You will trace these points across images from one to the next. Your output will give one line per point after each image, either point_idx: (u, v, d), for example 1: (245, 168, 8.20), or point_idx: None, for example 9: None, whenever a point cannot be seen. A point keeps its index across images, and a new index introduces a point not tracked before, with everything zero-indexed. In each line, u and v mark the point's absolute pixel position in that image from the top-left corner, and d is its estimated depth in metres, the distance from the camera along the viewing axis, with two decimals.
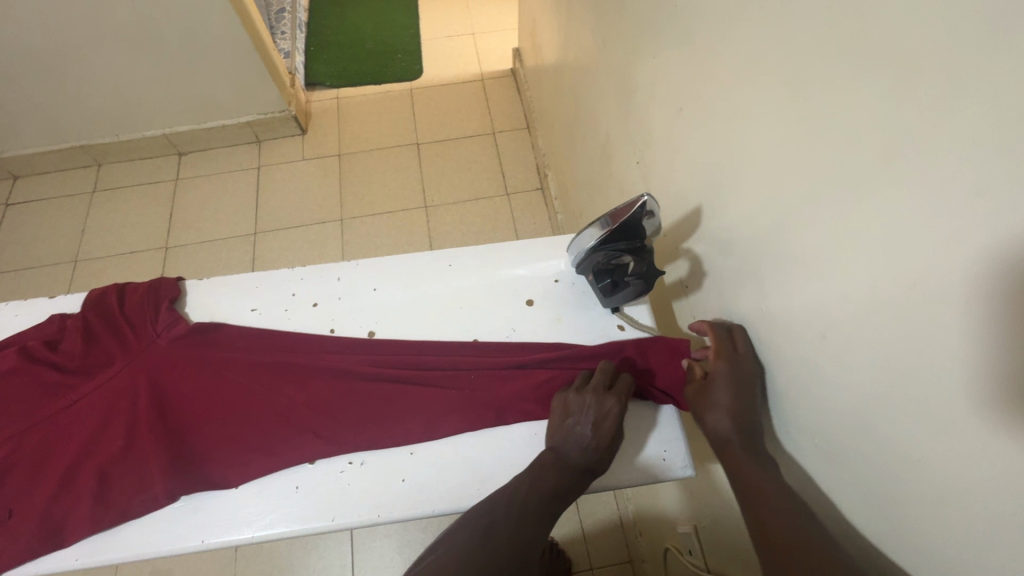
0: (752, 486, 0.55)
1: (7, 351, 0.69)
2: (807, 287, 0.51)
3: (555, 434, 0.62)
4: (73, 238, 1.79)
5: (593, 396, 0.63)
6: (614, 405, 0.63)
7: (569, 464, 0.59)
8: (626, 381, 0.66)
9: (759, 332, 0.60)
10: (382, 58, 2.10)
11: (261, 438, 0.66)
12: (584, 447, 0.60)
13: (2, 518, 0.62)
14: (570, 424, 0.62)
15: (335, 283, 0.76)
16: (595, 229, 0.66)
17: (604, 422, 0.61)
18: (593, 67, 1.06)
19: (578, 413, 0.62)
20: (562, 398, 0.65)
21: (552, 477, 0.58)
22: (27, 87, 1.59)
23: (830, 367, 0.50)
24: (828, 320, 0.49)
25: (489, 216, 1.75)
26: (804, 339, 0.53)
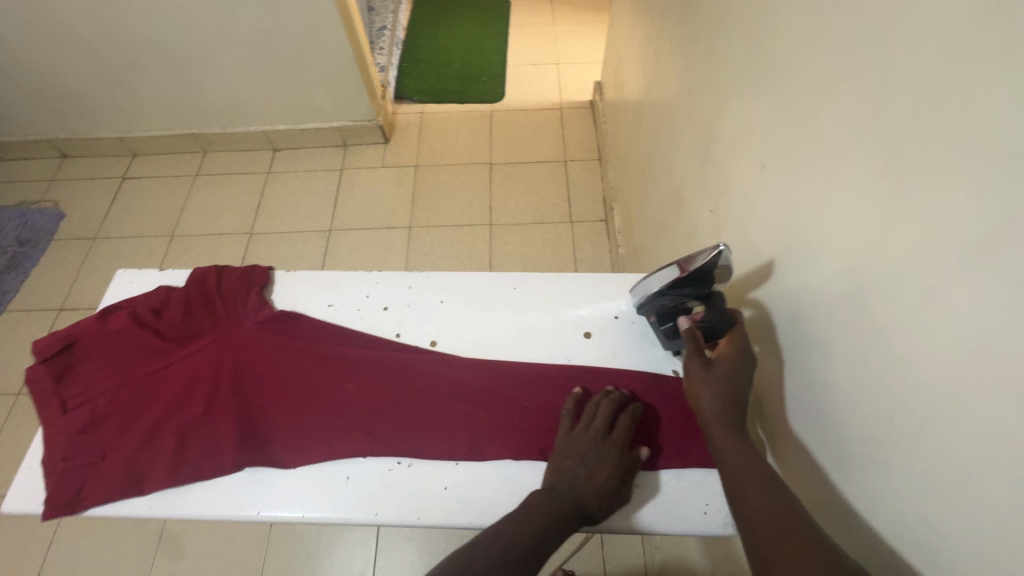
0: (729, 463, 0.58)
1: (120, 312, 0.78)
2: (882, 364, 0.50)
3: (551, 466, 0.63)
4: (173, 214, 1.98)
5: (593, 439, 0.64)
6: (610, 450, 0.63)
7: (563, 501, 0.59)
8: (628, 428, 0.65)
9: (821, 400, 0.59)
10: (468, 80, 2.21)
11: (318, 428, 0.70)
12: (578, 487, 0.60)
13: (94, 459, 0.69)
14: (567, 464, 0.62)
15: (406, 291, 0.81)
16: (665, 273, 0.68)
17: (597, 464, 0.62)
18: (675, 112, 1.08)
19: (574, 452, 0.63)
20: (562, 439, 0.65)
21: (545, 508, 0.58)
22: (158, 78, 1.80)
23: (900, 449, 0.48)
24: (899, 401, 0.47)
25: (550, 241, 1.79)
26: (870, 415, 0.51)
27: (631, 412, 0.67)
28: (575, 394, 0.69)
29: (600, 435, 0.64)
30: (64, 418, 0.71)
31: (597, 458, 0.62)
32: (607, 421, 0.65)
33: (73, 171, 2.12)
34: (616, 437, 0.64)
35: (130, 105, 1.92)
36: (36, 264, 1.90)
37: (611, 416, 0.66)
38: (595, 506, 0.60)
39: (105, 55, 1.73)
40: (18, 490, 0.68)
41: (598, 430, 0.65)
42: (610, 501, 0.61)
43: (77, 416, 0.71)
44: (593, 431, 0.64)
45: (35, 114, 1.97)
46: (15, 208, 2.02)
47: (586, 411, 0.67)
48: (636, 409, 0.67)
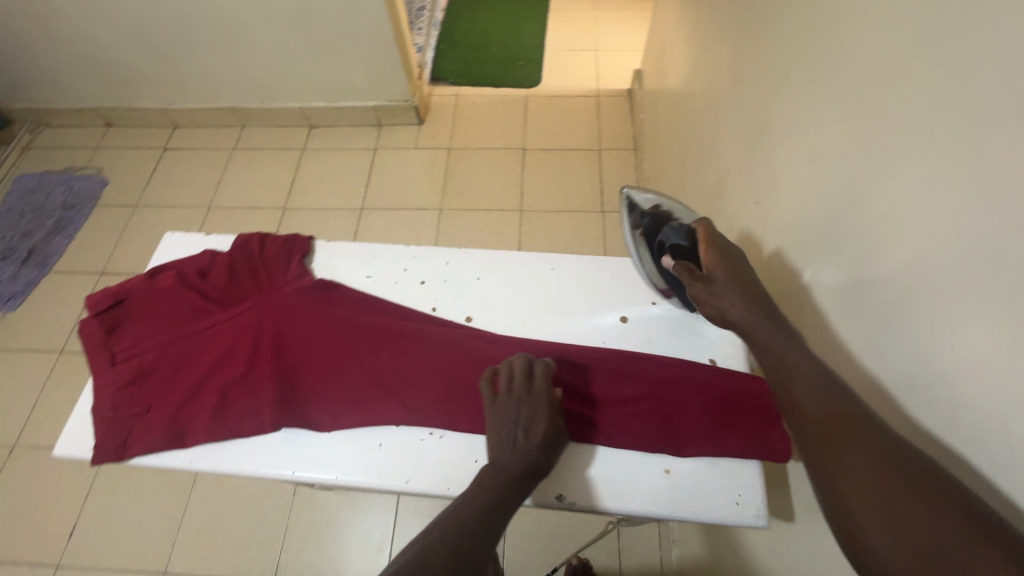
0: (783, 359, 0.55)
1: (167, 273, 0.80)
2: (937, 363, 0.47)
3: (490, 441, 0.62)
4: (210, 186, 2.02)
5: (519, 398, 0.63)
6: (537, 404, 0.64)
7: (513, 469, 0.58)
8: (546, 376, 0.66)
9: (871, 395, 0.57)
10: (505, 64, 2.19)
11: (353, 394, 0.71)
12: (523, 452, 0.60)
13: (140, 411, 0.72)
14: (505, 432, 0.61)
15: (443, 267, 0.82)
16: (636, 264, 0.78)
17: (531, 422, 0.62)
18: (722, 100, 1.05)
19: (507, 416, 0.62)
20: (489, 407, 0.64)
21: (501, 482, 0.57)
22: (202, 50, 1.83)
23: (957, 448, 0.46)
24: (961, 401, 0.45)
25: (581, 230, 1.77)
26: (927, 414, 0.49)
27: (541, 363, 0.67)
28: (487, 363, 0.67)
29: (525, 393, 0.64)
30: (113, 370, 0.74)
31: (529, 416, 0.63)
32: (526, 378, 0.65)
33: (118, 140, 2.18)
34: (539, 391, 0.64)
35: (174, 77, 1.96)
36: (81, 228, 1.97)
37: (526, 370, 0.66)
38: (543, 462, 0.61)
39: (151, 26, 1.76)
40: (70, 435, 0.72)
41: (521, 389, 0.65)
42: (553, 449, 0.63)
43: (125, 368, 0.74)
44: (517, 390, 0.64)
45: (84, 83, 2.04)
46: (63, 173, 2.10)
47: (503, 374, 0.66)
48: (546, 359, 0.68)
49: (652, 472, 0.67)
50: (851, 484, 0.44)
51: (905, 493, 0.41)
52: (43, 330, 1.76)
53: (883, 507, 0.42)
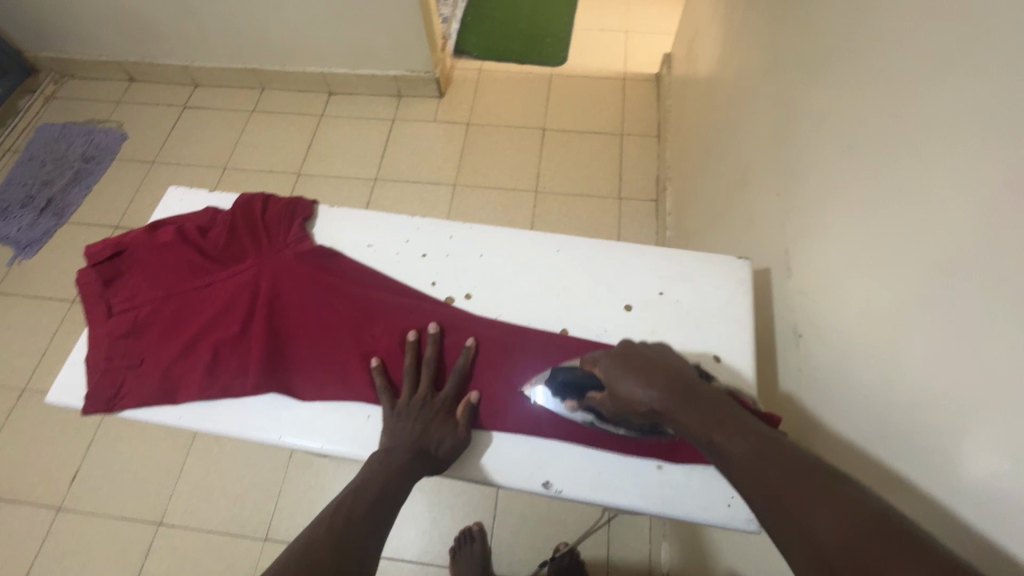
0: (717, 434, 0.51)
1: (167, 227, 0.79)
2: (971, 379, 0.45)
3: (385, 435, 0.63)
4: (227, 146, 2.02)
5: (417, 399, 0.64)
6: (439, 406, 0.65)
7: (402, 459, 0.59)
8: (455, 382, 0.67)
9: (890, 408, 0.55)
10: (531, 40, 2.13)
11: (344, 365, 0.70)
12: (417, 442, 0.61)
13: (133, 363, 0.71)
14: (397, 428, 0.62)
15: (446, 240, 0.79)
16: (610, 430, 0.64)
17: (430, 420, 0.63)
18: (752, 86, 1.00)
19: (408, 415, 0.63)
20: (386, 409, 0.65)
21: (388, 473, 0.57)
22: (225, 8, 1.81)
23: (981, 464, 0.44)
24: (989, 413, 0.43)
25: (595, 215, 1.73)
26: (947, 424, 0.48)
27: (454, 369, 0.68)
28: (375, 367, 0.67)
29: (427, 395, 0.65)
30: (109, 322, 0.73)
31: (428, 416, 0.64)
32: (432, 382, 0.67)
33: (138, 94, 2.18)
34: (442, 396, 0.65)
35: (196, 34, 1.95)
36: (98, 181, 1.98)
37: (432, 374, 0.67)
38: (435, 456, 0.61)
39: None
40: (64, 383, 0.71)
41: (425, 390, 0.66)
42: (449, 448, 0.62)
43: (120, 321, 0.73)
44: (420, 392, 0.65)
45: (107, 34, 2.02)
46: (83, 125, 2.11)
47: (407, 376, 0.67)
48: (462, 363, 0.68)
49: (644, 469, 0.64)
50: (797, 540, 0.42)
51: (856, 548, 0.40)
52: (57, 279, 1.79)
53: (825, 562, 0.40)
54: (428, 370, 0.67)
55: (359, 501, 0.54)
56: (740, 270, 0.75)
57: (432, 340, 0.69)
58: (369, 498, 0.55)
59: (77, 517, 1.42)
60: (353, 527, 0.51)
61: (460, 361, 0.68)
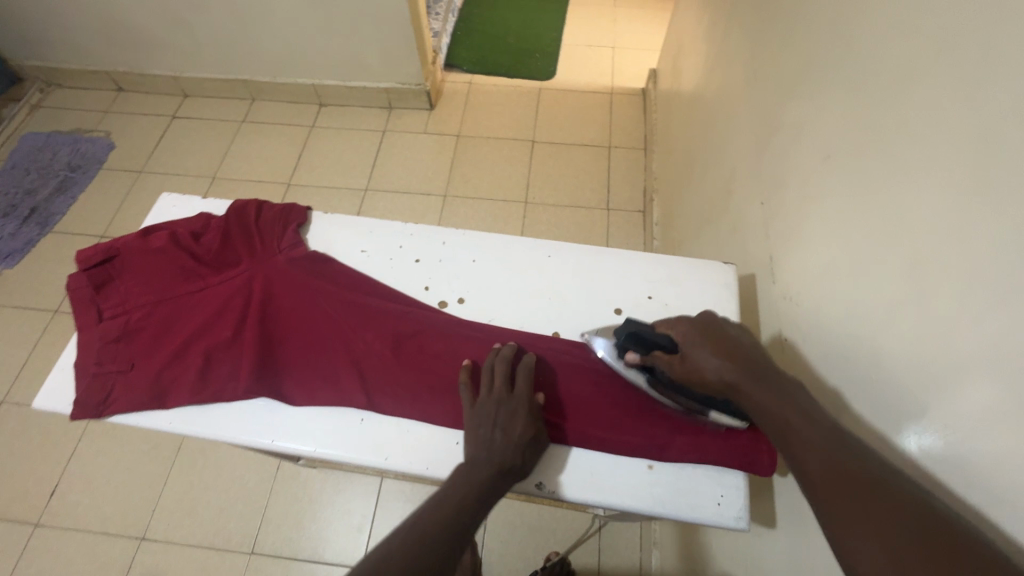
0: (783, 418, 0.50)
1: (160, 233, 0.79)
2: (938, 374, 0.47)
3: (467, 437, 0.61)
4: (216, 156, 2.02)
5: (497, 399, 0.63)
6: (519, 404, 0.63)
7: (488, 464, 0.57)
8: (529, 380, 0.65)
9: (867, 405, 0.57)
10: (520, 55, 2.17)
11: (337, 367, 0.70)
12: (501, 446, 0.59)
13: (124, 368, 0.70)
14: (479, 430, 0.60)
15: (439, 246, 0.80)
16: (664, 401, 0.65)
17: (511, 420, 0.61)
18: (736, 100, 1.04)
19: (487, 416, 0.61)
20: (467, 409, 0.63)
21: (474, 480, 0.56)
22: (217, 20, 1.82)
23: (949, 456, 0.46)
24: (952, 405, 0.45)
25: (584, 226, 1.76)
26: (917, 418, 0.49)
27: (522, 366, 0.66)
28: (463, 368, 0.66)
29: (506, 394, 0.63)
30: (99, 326, 0.73)
31: (509, 416, 0.62)
32: (508, 380, 0.65)
33: (127, 104, 2.17)
34: (521, 393, 0.63)
35: (187, 45, 1.95)
36: (84, 190, 1.96)
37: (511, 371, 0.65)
38: (522, 459, 0.59)
39: None
40: (52, 388, 0.71)
41: (501, 389, 0.64)
42: (530, 451, 0.61)
43: (111, 326, 0.73)
44: (499, 391, 0.63)
45: (97, 44, 2.02)
46: (70, 134, 2.09)
47: (486, 376, 0.65)
48: (529, 362, 0.67)
49: (635, 469, 0.66)
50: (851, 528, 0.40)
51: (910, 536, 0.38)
52: (38, 289, 1.75)
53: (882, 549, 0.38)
54: (506, 368, 0.66)
55: (443, 509, 0.52)
56: (726, 275, 0.78)
57: (506, 341, 0.68)
58: (459, 502, 0.54)
59: (56, 533, 1.38)
60: (444, 534, 0.50)
61: (526, 360, 0.67)
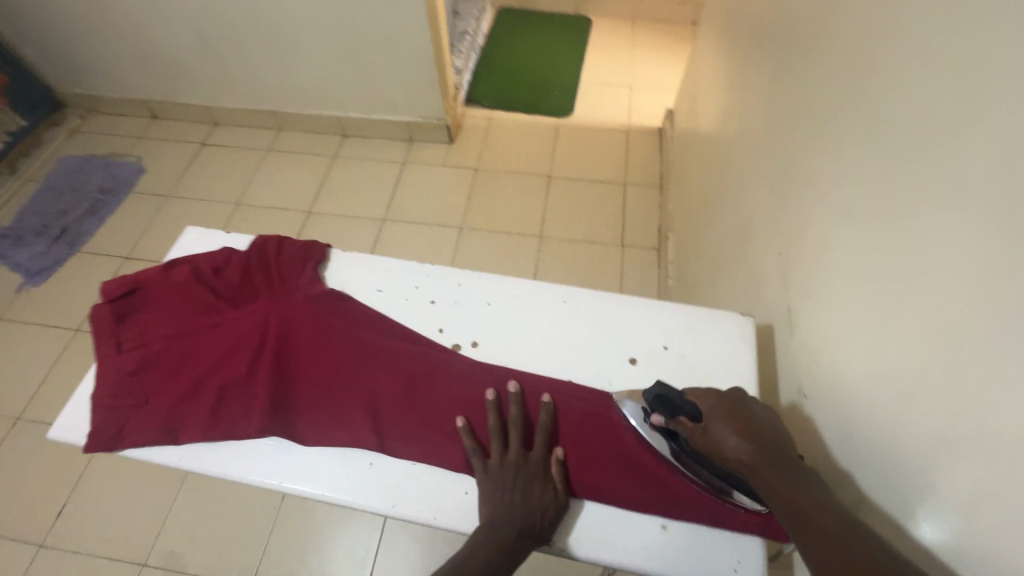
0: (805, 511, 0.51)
1: (183, 267, 0.81)
2: (974, 449, 0.46)
3: (482, 502, 0.61)
4: (241, 183, 2.08)
5: (512, 462, 0.63)
6: (534, 467, 0.64)
7: (508, 531, 0.57)
8: (543, 442, 0.66)
9: (899, 472, 0.55)
10: (540, 92, 2.23)
11: (349, 408, 0.70)
12: (519, 514, 0.59)
13: (139, 402, 0.71)
14: (498, 496, 0.61)
15: (455, 288, 0.81)
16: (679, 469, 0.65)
17: (528, 484, 0.62)
18: (753, 148, 1.04)
19: (502, 479, 0.62)
20: (480, 471, 0.63)
21: (493, 547, 0.56)
22: (250, 55, 1.91)
23: (994, 533, 0.44)
24: (994, 482, 0.44)
25: (599, 262, 1.76)
26: (955, 491, 0.48)
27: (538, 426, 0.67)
28: (463, 428, 0.66)
29: (521, 458, 0.64)
30: (118, 358, 0.74)
31: (526, 481, 0.62)
32: (521, 442, 0.65)
33: (159, 131, 2.26)
34: (536, 456, 0.65)
35: (221, 77, 2.04)
36: (113, 213, 2.03)
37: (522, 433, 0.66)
38: (540, 527, 0.60)
39: (206, 28, 1.84)
40: (68, 418, 0.71)
41: (516, 452, 0.65)
42: (550, 517, 0.61)
43: (129, 358, 0.74)
44: (513, 455, 0.64)
45: (136, 75, 2.12)
46: (103, 159, 2.18)
47: (497, 436, 0.65)
48: (545, 420, 0.67)
49: (649, 529, 0.64)
50: None
51: None
52: (63, 308, 1.80)
53: None
54: (518, 429, 0.66)
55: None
56: (744, 327, 0.77)
57: (514, 399, 0.68)
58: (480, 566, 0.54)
59: (60, 555, 1.37)
60: None
61: (544, 419, 0.67)
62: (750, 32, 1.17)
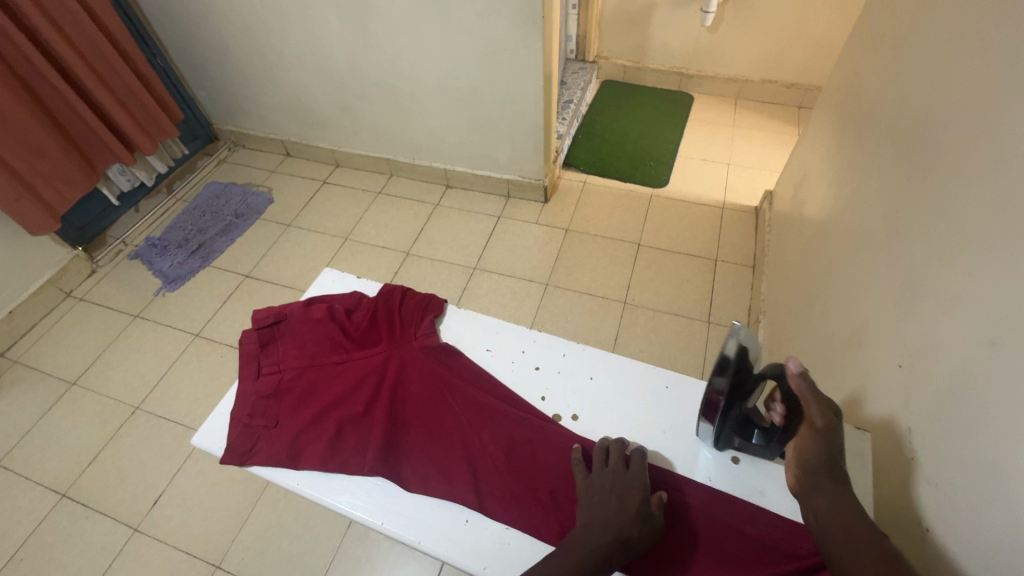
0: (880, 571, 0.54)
1: (320, 305, 0.91)
2: None
3: (581, 508, 0.64)
4: (352, 220, 2.29)
5: (612, 473, 0.67)
6: (634, 480, 0.66)
7: (602, 532, 0.59)
8: (644, 461, 0.68)
9: None
10: (636, 162, 2.30)
11: (452, 462, 0.74)
12: (615, 518, 0.61)
13: (270, 424, 0.80)
14: (596, 499, 0.64)
15: (559, 357, 0.85)
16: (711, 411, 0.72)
17: (625, 491, 0.64)
18: (870, 250, 1.02)
19: (603, 487, 0.65)
20: (581, 479, 0.68)
21: (586, 545, 0.58)
22: (379, 110, 2.15)
23: None
24: None
25: (683, 336, 1.73)
26: None
27: (636, 450, 0.70)
28: (576, 449, 0.72)
29: (620, 469, 0.67)
30: (257, 381, 0.84)
31: (624, 488, 0.65)
32: (621, 458, 0.69)
33: (290, 167, 2.56)
34: (637, 466, 0.67)
35: (350, 126, 2.30)
36: (241, 234, 2.30)
37: (626, 453, 0.69)
38: (636, 535, 0.60)
39: (347, 86, 2.11)
40: (210, 430, 0.81)
41: (616, 466, 0.68)
42: (646, 530, 0.61)
43: (267, 382, 0.84)
44: (612, 466, 0.68)
45: (281, 119, 2.45)
46: (241, 187, 2.49)
47: (598, 453, 0.70)
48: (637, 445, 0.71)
49: None
50: None
51: None
52: (189, 313, 2.04)
53: None
54: (622, 450, 0.70)
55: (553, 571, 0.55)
56: None
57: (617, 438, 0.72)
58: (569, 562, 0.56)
59: (149, 541, 1.50)
60: None
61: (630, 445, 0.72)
62: (869, 132, 1.17)
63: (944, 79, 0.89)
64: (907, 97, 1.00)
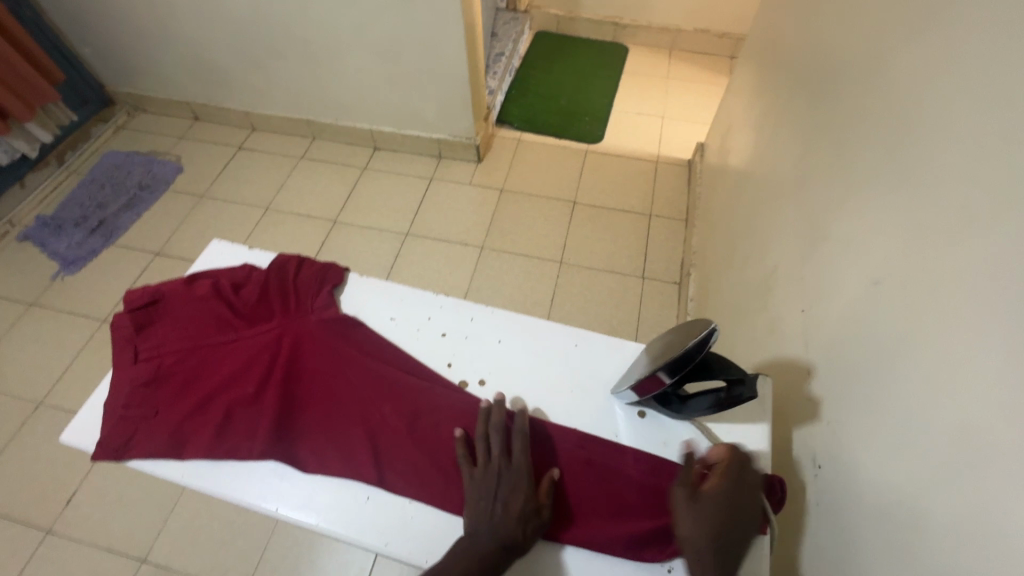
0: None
1: (204, 281, 0.82)
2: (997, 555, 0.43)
3: (466, 513, 0.62)
4: (272, 188, 2.13)
5: (495, 469, 0.64)
6: (518, 473, 0.64)
7: (487, 544, 0.58)
8: (527, 446, 0.65)
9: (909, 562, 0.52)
10: (571, 117, 2.24)
11: (352, 439, 0.69)
12: (500, 526, 0.60)
13: (149, 413, 0.72)
14: (481, 506, 0.61)
15: (468, 322, 0.81)
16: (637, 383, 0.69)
17: (511, 492, 0.62)
18: (783, 197, 1.02)
19: (486, 487, 0.63)
20: (464, 477, 0.65)
21: (470, 562, 0.57)
22: (292, 67, 1.97)
23: None
24: None
25: (618, 292, 1.74)
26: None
27: (519, 429, 0.66)
28: (459, 438, 0.67)
29: (504, 462, 0.64)
30: (133, 368, 0.75)
31: (509, 487, 0.62)
32: (503, 447, 0.65)
33: (200, 132, 2.34)
34: (521, 457, 0.64)
35: (262, 85, 2.10)
36: (148, 209, 2.10)
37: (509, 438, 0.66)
38: (522, 537, 0.60)
39: (252, 39, 1.91)
40: (79, 425, 0.73)
41: (499, 458, 0.65)
42: (531, 526, 0.61)
43: (144, 368, 0.75)
44: (495, 461, 0.64)
45: (183, 78, 2.21)
46: (145, 156, 2.26)
47: (481, 442, 0.66)
48: (522, 422, 0.67)
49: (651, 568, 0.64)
50: None
51: None
52: (93, 297, 1.86)
53: None
54: (504, 437, 0.66)
55: None
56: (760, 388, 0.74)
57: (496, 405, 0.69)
58: None
59: (64, 543, 1.40)
60: None
61: (517, 420, 0.67)
62: (786, 77, 1.15)
63: (852, 18, 0.87)
64: (820, 39, 0.99)
